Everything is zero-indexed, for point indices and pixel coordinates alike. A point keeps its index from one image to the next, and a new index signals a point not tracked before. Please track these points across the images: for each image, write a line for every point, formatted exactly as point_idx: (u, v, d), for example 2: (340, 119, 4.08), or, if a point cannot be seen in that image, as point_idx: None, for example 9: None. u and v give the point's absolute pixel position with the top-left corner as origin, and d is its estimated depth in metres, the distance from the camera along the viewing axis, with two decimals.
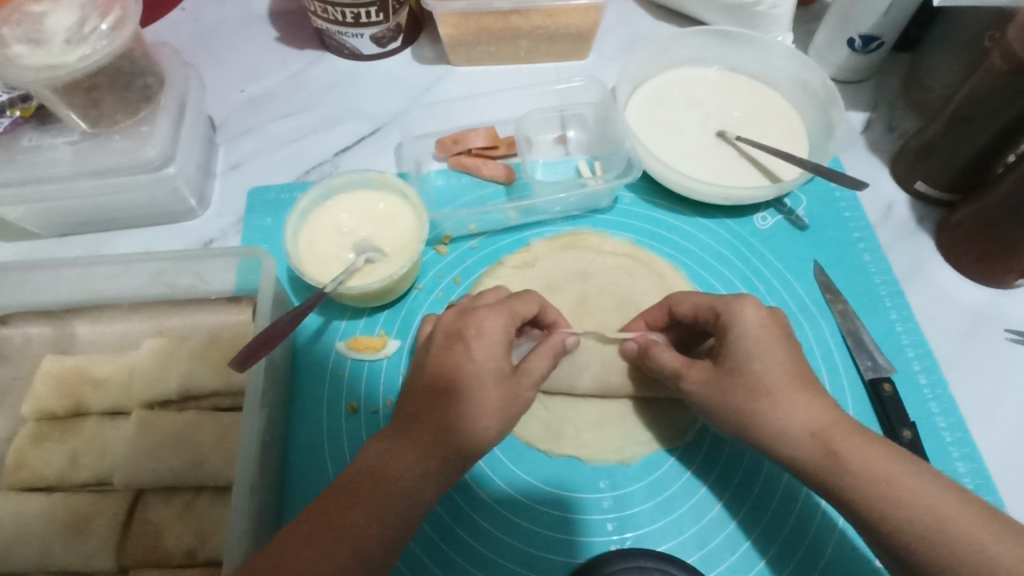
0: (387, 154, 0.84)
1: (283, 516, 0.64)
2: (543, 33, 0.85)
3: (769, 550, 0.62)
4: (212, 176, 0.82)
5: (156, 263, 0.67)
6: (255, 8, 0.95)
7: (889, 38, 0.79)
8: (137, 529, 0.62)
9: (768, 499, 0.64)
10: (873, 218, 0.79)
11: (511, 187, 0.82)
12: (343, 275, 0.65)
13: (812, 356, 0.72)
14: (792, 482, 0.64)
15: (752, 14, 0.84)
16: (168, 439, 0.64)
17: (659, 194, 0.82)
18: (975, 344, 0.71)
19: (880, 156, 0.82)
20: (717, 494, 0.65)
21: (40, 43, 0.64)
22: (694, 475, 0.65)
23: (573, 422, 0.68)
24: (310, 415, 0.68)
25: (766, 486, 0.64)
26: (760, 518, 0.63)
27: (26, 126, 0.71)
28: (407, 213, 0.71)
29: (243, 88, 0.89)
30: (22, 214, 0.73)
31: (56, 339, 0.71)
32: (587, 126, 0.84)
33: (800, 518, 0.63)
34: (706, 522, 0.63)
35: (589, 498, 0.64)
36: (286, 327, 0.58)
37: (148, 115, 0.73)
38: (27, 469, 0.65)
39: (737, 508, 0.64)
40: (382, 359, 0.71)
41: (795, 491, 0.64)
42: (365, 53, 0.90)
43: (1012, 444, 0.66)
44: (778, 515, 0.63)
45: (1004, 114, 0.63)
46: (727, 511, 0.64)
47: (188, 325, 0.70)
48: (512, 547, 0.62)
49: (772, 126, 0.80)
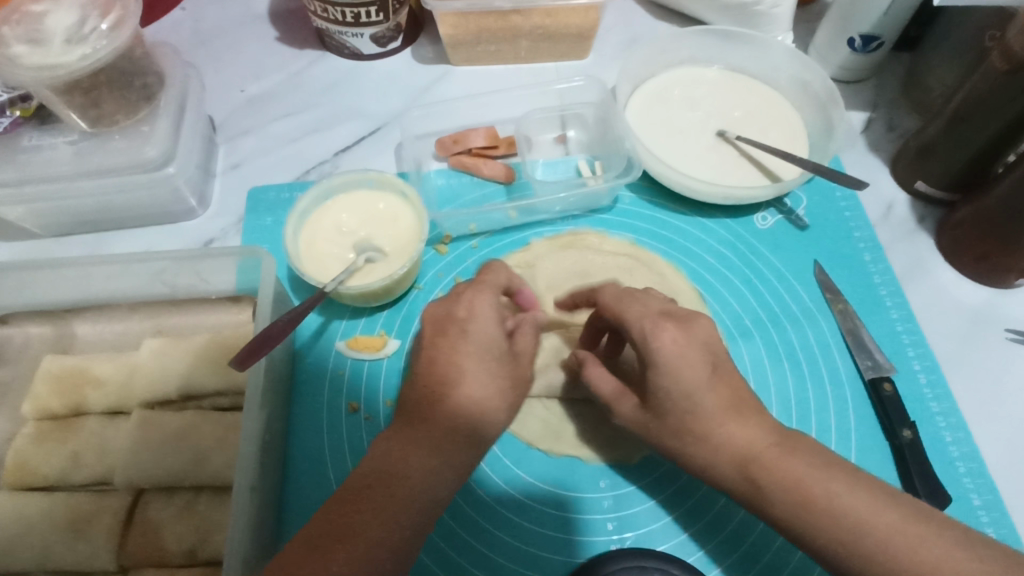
0: (387, 154, 0.84)
1: (283, 516, 0.64)
2: (543, 33, 0.85)
3: (768, 551, 0.62)
4: (212, 176, 0.82)
5: (156, 263, 0.67)
6: (255, 8, 0.95)
7: (889, 38, 0.79)
8: (137, 529, 0.62)
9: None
10: (873, 218, 0.79)
11: (511, 187, 0.82)
12: (343, 274, 0.65)
13: (812, 355, 0.72)
14: (767, 531, 0.62)
15: (752, 14, 0.84)
16: (168, 439, 0.64)
17: (659, 195, 0.82)
18: (975, 344, 0.71)
19: (880, 156, 0.82)
20: (707, 509, 0.64)
21: (40, 43, 0.63)
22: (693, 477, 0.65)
23: (573, 422, 0.68)
24: (310, 416, 0.68)
25: (741, 526, 0.63)
26: (742, 542, 0.62)
27: (26, 125, 0.71)
28: (407, 212, 0.71)
29: (243, 88, 0.89)
30: (21, 214, 0.73)
31: (56, 338, 0.71)
32: (587, 126, 0.84)
33: (781, 547, 0.62)
34: (706, 521, 0.63)
35: (589, 498, 0.64)
36: (286, 327, 0.58)
37: (148, 115, 0.73)
38: (27, 469, 0.65)
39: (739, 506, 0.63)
40: (382, 358, 0.71)
41: (768, 539, 0.62)
42: (366, 53, 0.90)
43: (1012, 443, 0.66)
44: (758, 543, 0.62)
45: (1004, 113, 0.63)
46: (715, 528, 0.63)
47: (188, 325, 0.71)
48: (511, 547, 0.62)
49: (772, 126, 0.80)
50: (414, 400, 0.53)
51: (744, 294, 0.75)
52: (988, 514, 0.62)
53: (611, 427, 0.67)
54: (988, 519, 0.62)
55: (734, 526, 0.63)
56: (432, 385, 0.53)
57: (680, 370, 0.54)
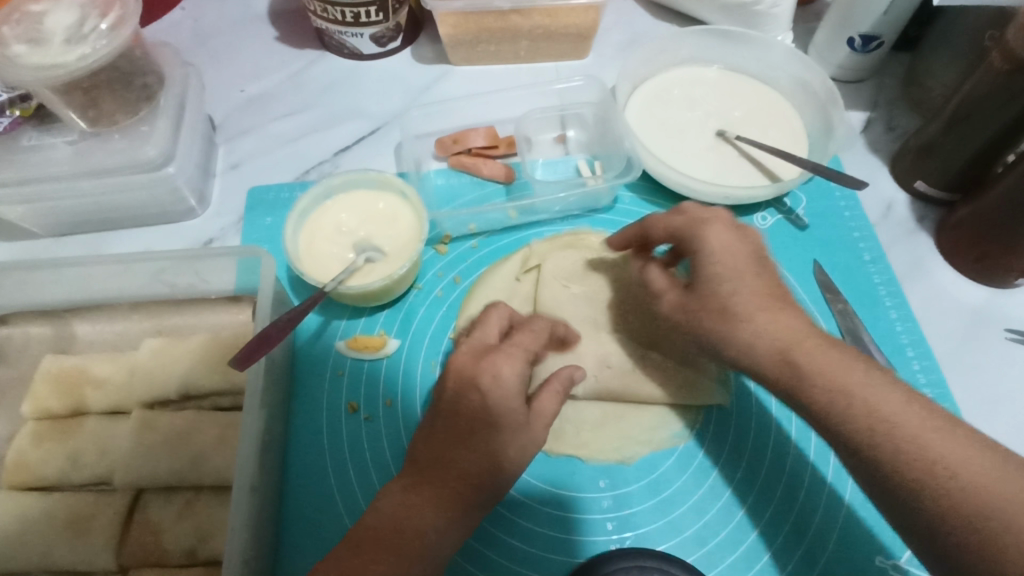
0: (387, 153, 0.84)
1: (282, 517, 0.64)
2: (543, 32, 0.85)
3: (787, 524, 0.63)
4: (212, 176, 0.82)
5: (156, 263, 0.67)
6: (255, 8, 0.95)
7: (889, 38, 0.79)
8: (137, 529, 0.62)
9: (784, 453, 0.66)
10: (872, 218, 0.79)
11: (511, 187, 0.82)
12: (343, 275, 0.65)
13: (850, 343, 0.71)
14: (797, 469, 0.65)
15: (752, 14, 0.84)
16: (168, 439, 0.64)
17: (659, 194, 0.82)
18: (975, 344, 0.71)
19: (879, 156, 0.82)
20: (732, 469, 0.66)
21: (39, 43, 0.64)
22: (695, 473, 0.66)
23: (573, 421, 0.68)
24: (310, 414, 0.68)
25: (773, 469, 0.65)
26: (775, 488, 0.64)
27: (25, 125, 0.71)
28: (407, 213, 0.71)
29: (243, 88, 0.89)
30: (21, 214, 0.73)
31: (56, 338, 0.71)
32: (586, 125, 0.84)
33: (811, 487, 0.64)
34: (743, 468, 0.66)
35: (589, 498, 0.64)
36: (285, 327, 0.57)
37: (148, 116, 0.73)
38: (27, 469, 0.65)
39: (746, 496, 0.64)
40: (381, 358, 0.71)
41: (800, 477, 0.65)
42: (366, 53, 0.90)
43: (1014, 444, 0.66)
44: (791, 487, 0.64)
45: (1004, 113, 0.63)
46: (738, 498, 0.64)
47: (188, 325, 0.70)
48: (513, 547, 0.62)
49: (772, 126, 0.80)
50: (432, 450, 0.52)
51: None
52: None
53: (611, 427, 0.68)
54: None
55: (759, 489, 0.65)
56: (456, 439, 0.52)
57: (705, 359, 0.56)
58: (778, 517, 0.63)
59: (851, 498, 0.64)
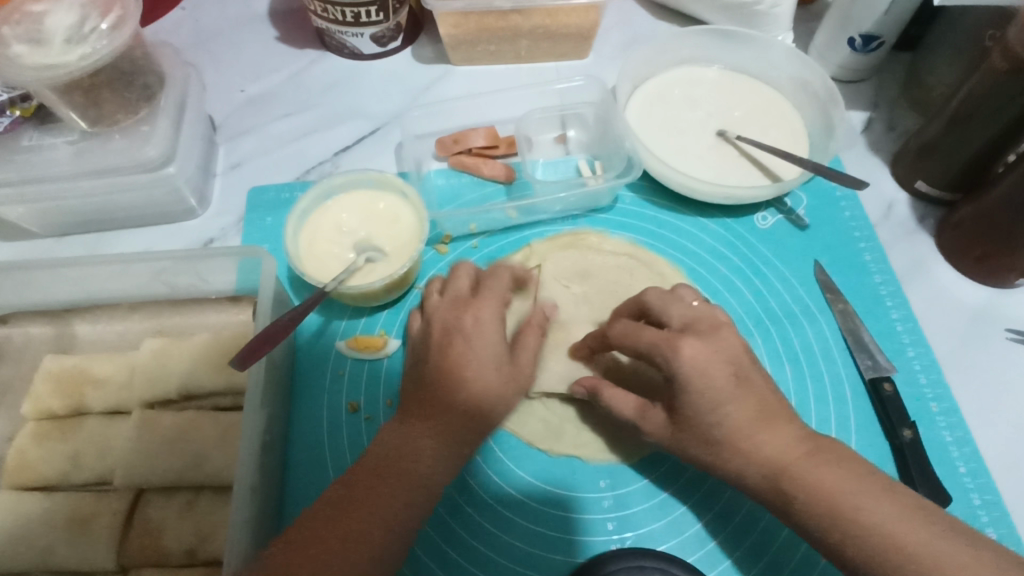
0: (387, 153, 0.84)
1: (282, 517, 0.64)
2: (543, 32, 0.85)
3: (757, 564, 0.62)
4: (212, 176, 0.82)
5: (156, 263, 0.67)
6: (255, 8, 0.95)
7: (889, 38, 0.79)
8: (137, 528, 0.62)
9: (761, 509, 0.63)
10: (873, 218, 0.79)
11: (511, 187, 0.82)
12: (344, 274, 0.65)
13: (784, 356, 0.72)
14: (774, 521, 0.63)
15: (752, 14, 0.84)
16: (168, 439, 0.64)
17: (660, 194, 0.82)
18: (976, 343, 0.71)
19: (880, 156, 0.82)
20: (705, 511, 0.64)
21: (40, 43, 0.64)
22: (686, 486, 0.65)
23: (573, 421, 0.68)
24: (310, 414, 0.68)
25: (748, 517, 0.63)
26: (748, 536, 0.62)
27: (26, 125, 0.71)
28: (407, 212, 0.71)
29: (243, 88, 0.89)
30: (21, 214, 0.73)
31: (57, 338, 0.71)
32: (586, 125, 0.84)
33: (786, 541, 0.62)
34: (716, 511, 0.64)
35: (589, 498, 0.64)
36: (286, 326, 0.57)
37: (149, 115, 0.73)
38: (27, 469, 0.65)
39: (717, 532, 0.63)
40: (381, 358, 0.71)
41: (775, 530, 0.62)
42: (366, 53, 0.90)
43: (1013, 444, 0.66)
44: (765, 536, 0.62)
45: (1005, 113, 0.63)
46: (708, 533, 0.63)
47: (188, 325, 0.70)
48: (512, 547, 0.62)
49: (772, 126, 0.80)
50: (423, 395, 0.56)
51: (744, 294, 0.75)
52: (987, 514, 0.62)
53: (611, 426, 0.67)
54: (988, 518, 0.62)
55: (731, 529, 0.63)
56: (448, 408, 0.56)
57: (690, 370, 0.54)
58: (745, 560, 0.62)
59: (825, 564, 0.61)
